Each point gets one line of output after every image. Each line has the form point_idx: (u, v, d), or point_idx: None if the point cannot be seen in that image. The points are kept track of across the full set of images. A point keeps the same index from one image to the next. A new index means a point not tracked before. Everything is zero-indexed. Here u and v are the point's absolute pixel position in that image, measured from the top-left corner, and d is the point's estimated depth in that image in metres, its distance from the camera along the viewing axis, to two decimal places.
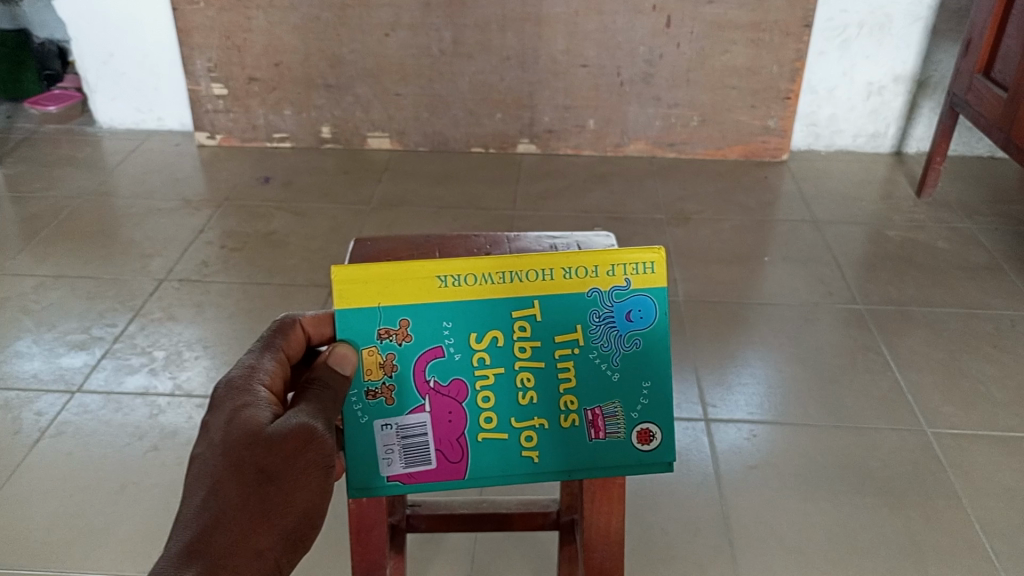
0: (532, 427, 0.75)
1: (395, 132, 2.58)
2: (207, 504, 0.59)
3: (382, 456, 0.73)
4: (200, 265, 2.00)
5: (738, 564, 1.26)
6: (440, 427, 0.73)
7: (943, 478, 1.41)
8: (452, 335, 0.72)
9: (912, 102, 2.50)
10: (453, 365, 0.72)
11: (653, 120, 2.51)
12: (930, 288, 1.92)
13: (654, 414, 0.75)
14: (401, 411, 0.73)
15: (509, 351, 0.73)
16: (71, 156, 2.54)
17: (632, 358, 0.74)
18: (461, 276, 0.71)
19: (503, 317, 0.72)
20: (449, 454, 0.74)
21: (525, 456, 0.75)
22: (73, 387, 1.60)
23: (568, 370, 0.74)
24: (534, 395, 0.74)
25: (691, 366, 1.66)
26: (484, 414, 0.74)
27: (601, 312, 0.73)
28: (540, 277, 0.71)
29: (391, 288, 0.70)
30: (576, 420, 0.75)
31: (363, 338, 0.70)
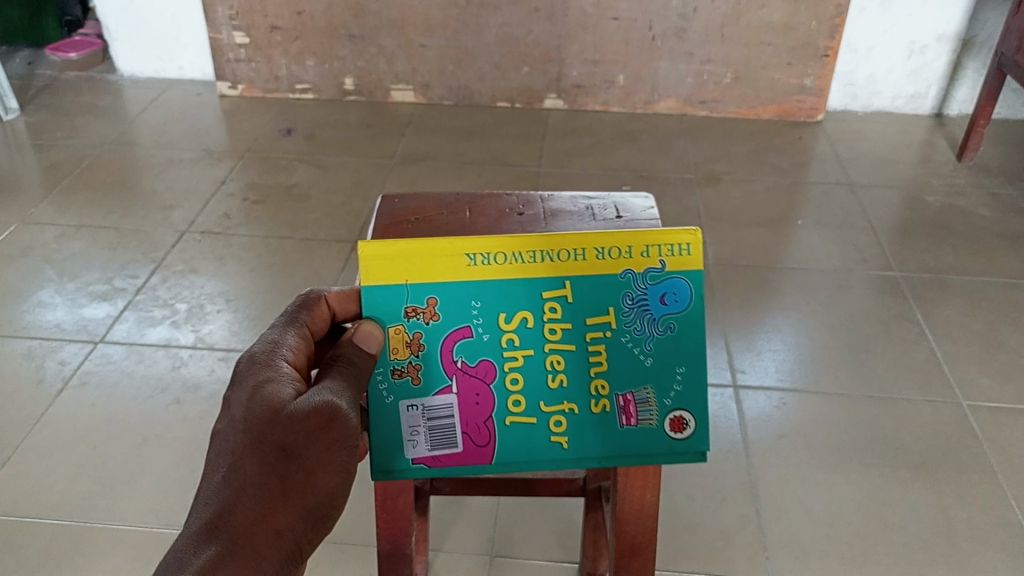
0: (562, 412, 0.70)
1: (419, 85, 2.52)
2: (227, 482, 0.58)
3: (405, 438, 0.69)
4: (222, 217, 1.98)
5: (765, 535, 1.24)
6: (467, 409, 0.69)
7: (978, 452, 1.37)
8: (481, 313, 0.68)
9: (956, 62, 2.41)
10: (481, 346, 0.68)
11: (685, 77, 2.43)
12: (968, 257, 1.86)
13: (689, 401, 0.70)
14: (427, 392, 0.69)
15: (538, 333, 0.69)
16: (92, 104, 2.51)
17: (667, 343, 0.70)
18: (492, 253, 0.67)
19: (533, 297, 0.68)
20: (476, 438, 0.70)
21: (554, 442, 0.71)
22: (96, 338, 1.59)
23: (600, 353, 0.70)
24: (563, 379, 0.70)
25: (719, 330, 1.63)
26: (513, 397, 0.70)
27: (634, 294, 0.69)
28: (572, 257, 0.68)
29: (420, 264, 0.66)
30: (607, 406, 0.70)
31: (390, 315, 0.67)
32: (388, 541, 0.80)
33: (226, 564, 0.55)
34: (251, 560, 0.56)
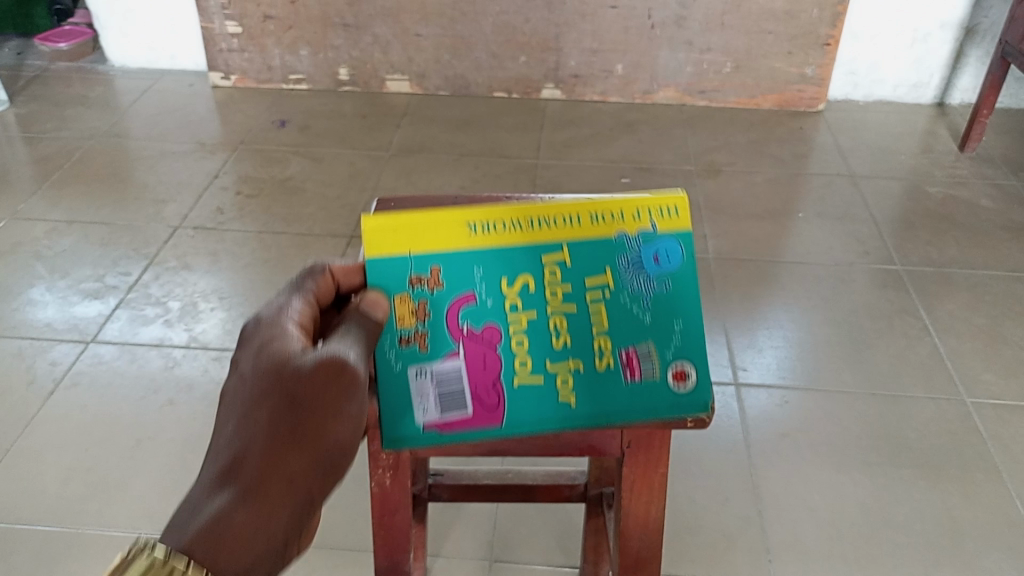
0: (568, 372, 0.67)
1: (415, 74, 2.48)
2: (238, 431, 0.55)
3: (414, 404, 0.66)
4: (215, 212, 1.95)
5: (767, 536, 1.22)
6: (474, 372, 0.66)
7: (982, 450, 1.35)
8: (482, 279, 0.66)
9: (958, 50, 2.37)
10: (486, 311, 0.66)
11: (685, 66, 2.40)
12: (971, 249, 1.84)
13: (693, 353, 0.67)
14: (433, 358, 0.66)
15: (539, 295, 0.67)
16: (83, 95, 2.47)
17: (665, 300, 0.67)
18: (492, 220, 0.66)
19: (533, 260, 0.66)
20: (485, 400, 0.66)
21: (562, 402, 0.67)
22: (87, 338, 1.56)
23: (602, 313, 0.67)
24: (566, 338, 0.67)
25: (720, 326, 1.61)
26: (518, 358, 0.67)
27: (629, 256, 0.67)
28: (567, 222, 0.67)
29: (423, 232, 0.65)
30: (612, 363, 0.67)
31: (394, 284, 0.65)
32: (387, 558, 0.77)
33: (240, 511, 0.52)
34: (264, 510, 0.53)
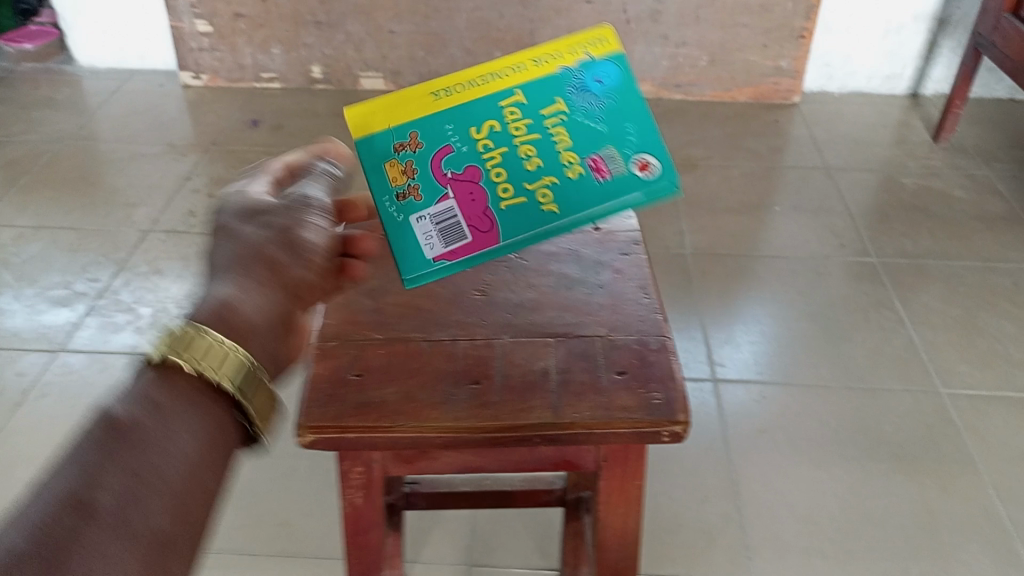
0: (546, 186, 0.72)
1: (389, 72, 2.46)
2: (234, 259, 0.60)
3: (422, 243, 0.72)
4: (187, 215, 1.92)
5: (747, 533, 1.22)
6: (466, 205, 0.71)
7: (958, 442, 1.36)
8: (455, 131, 0.72)
9: (931, 41, 2.39)
10: (465, 155, 0.72)
11: (660, 60, 2.40)
12: (945, 240, 1.85)
13: (648, 144, 0.73)
14: (430, 202, 0.71)
15: (507, 130, 0.73)
16: (50, 97, 2.43)
17: (614, 108, 0.74)
18: (451, 85, 0.73)
19: (492, 107, 0.73)
20: (480, 225, 0.71)
21: (546, 212, 0.71)
22: (57, 347, 1.54)
23: (562, 134, 0.73)
24: (537, 158, 0.72)
25: (697, 322, 1.61)
26: (500, 186, 0.71)
27: (575, 82, 0.74)
28: (514, 71, 0.74)
29: (394, 109, 0.72)
30: (579, 170, 0.72)
31: (380, 152, 0.71)
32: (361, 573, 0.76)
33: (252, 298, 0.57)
34: (271, 309, 0.58)
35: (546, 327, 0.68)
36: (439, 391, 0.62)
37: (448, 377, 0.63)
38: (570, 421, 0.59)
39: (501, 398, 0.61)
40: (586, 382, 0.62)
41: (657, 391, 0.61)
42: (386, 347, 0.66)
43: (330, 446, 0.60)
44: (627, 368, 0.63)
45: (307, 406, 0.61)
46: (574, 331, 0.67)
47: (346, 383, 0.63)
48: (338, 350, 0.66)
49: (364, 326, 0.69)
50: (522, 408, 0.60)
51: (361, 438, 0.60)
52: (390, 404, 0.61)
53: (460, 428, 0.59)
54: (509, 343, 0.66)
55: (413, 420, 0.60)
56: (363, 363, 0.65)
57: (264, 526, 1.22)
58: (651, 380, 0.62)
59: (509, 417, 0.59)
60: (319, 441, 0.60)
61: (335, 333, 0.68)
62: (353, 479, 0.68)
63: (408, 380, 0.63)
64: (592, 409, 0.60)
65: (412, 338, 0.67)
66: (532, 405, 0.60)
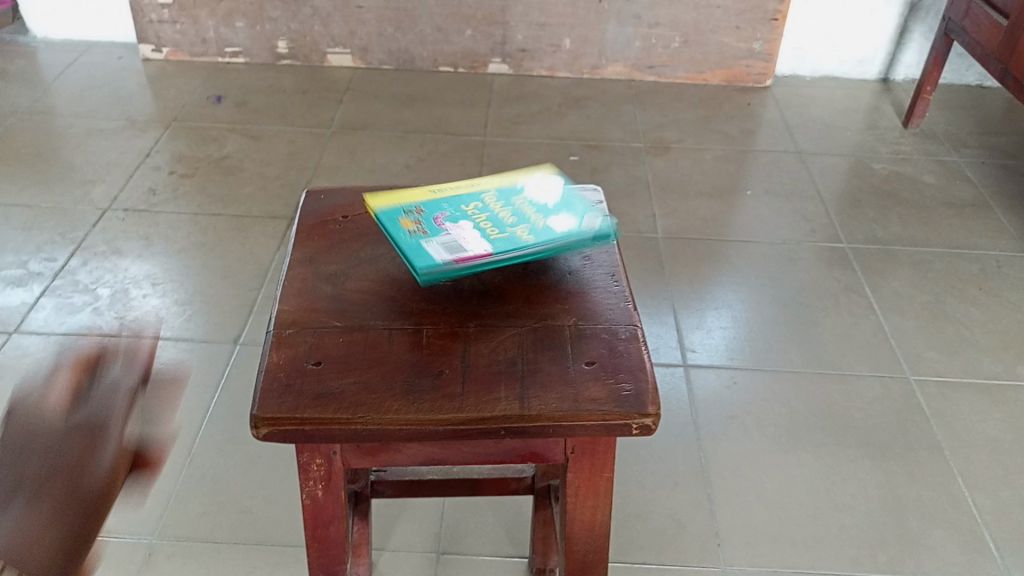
0: (524, 228, 0.69)
1: (357, 48, 2.41)
2: None
3: (430, 256, 0.66)
4: (147, 193, 1.86)
5: (717, 520, 1.21)
6: (465, 237, 0.68)
7: (926, 428, 1.37)
8: (447, 207, 0.73)
9: (903, 26, 2.38)
10: (456, 216, 0.71)
11: (633, 41, 2.37)
12: (914, 226, 1.86)
13: (593, 211, 0.73)
14: (431, 238, 0.68)
15: (487, 202, 0.73)
16: (3, 69, 2.34)
17: (570, 199, 0.75)
18: (440, 188, 0.76)
19: (474, 195, 0.75)
20: (476, 244, 0.67)
21: (525, 236, 0.68)
22: (10, 328, 1.48)
23: (530, 204, 0.73)
24: (511, 212, 0.71)
25: (669, 306, 1.60)
26: (487, 227, 0.69)
27: (534, 185, 0.77)
28: (489, 181, 0.78)
29: (399, 200, 0.74)
30: (548, 220, 0.71)
31: (388, 219, 0.71)
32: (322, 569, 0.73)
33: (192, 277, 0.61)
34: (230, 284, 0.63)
35: (514, 316, 0.64)
36: (401, 382, 0.58)
37: (410, 368, 0.59)
38: (537, 413, 0.56)
39: (466, 390, 0.57)
40: (554, 373, 0.59)
41: (627, 381, 0.58)
42: (345, 335, 0.61)
43: (286, 440, 0.55)
44: (597, 358, 0.60)
45: (260, 397, 0.56)
46: (544, 320, 0.64)
47: (303, 373, 0.58)
48: (294, 338, 0.61)
49: (323, 313, 0.64)
50: (488, 400, 0.57)
51: (318, 431, 0.55)
52: (349, 396, 0.56)
53: (423, 421, 0.55)
54: (475, 332, 0.62)
55: (373, 413, 0.55)
56: (321, 352, 0.60)
57: (227, 514, 1.19)
58: (621, 371, 0.59)
59: (475, 410, 0.56)
60: (275, 434, 0.55)
61: (291, 319, 0.63)
62: (313, 471, 0.65)
63: (368, 369, 0.58)
64: (560, 401, 0.56)
65: (373, 326, 0.62)
66: (498, 397, 0.57)
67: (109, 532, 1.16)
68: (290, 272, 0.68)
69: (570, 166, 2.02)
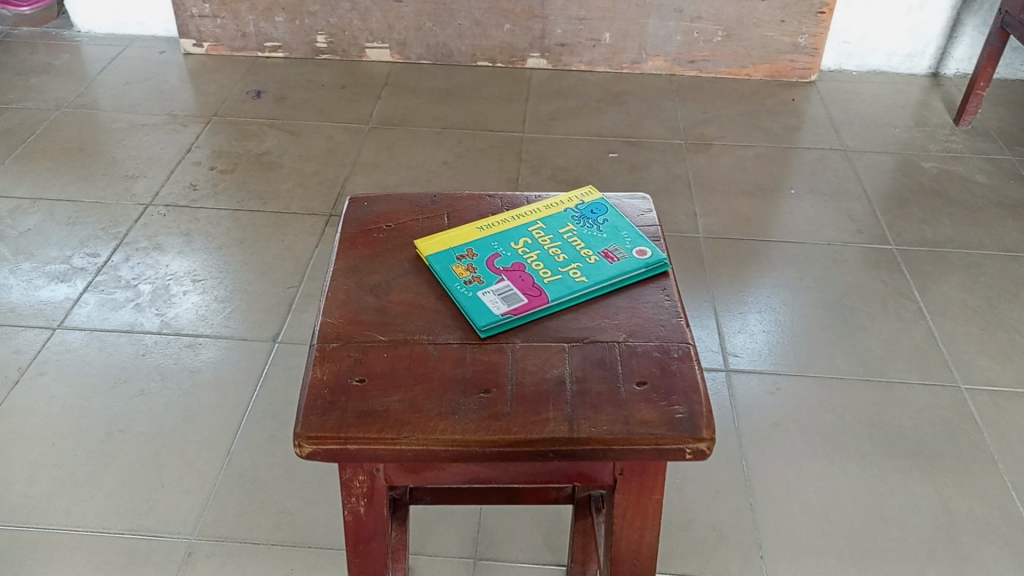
0: (577, 267, 0.67)
1: (396, 43, 2.40)
2: None
3: (489, 305, 0.63)
4: (188, 188, 1.87)
5: (760, 531, 1.19)
6: (521, 283, 0.65)
7: (977, 439, 1.32)
8: (498, 244, 0.70)
9: (955, 19, 2.31)
10: (508, 256, 0.68)
11: (674, 35, 2.33)
12: (965, 227, 1.80)
13: (640, 241, 0.71)
14: (487, 284, 0.65)
15: (537, 237, 0.71)
16: (48, 63, 2.37)
17: (614, 226, 0.73)
18: (486, 222, 0.74)
19: (521, 230, 0.72)
20: (533, 289, 0.65)
21: (577, 277, 0.66)
22: (54, 324, 1.50)
23: (578, 238, 0.71)
24: (562, 249, 0.69)
25: (711, 308, 1.57)
26: (540, 268, 0.67)
27: (577, 213, 0.75)
28: (532, 211, 0.75)
29: (447, 238, 0.71)
30: (599, 257, 0.69)
31: (441, 263, 0.68)
32: None
33: None
34: None
35: (562, 331, 0.62)
36: (447, 401, 0.56)
37: (456, 386, 0.57)
38: (587, 435, 0.54)
39: (513, 409, 0.56)
40: (604, 394, 0.57)
41: (680, 404, 0.56)
42: (389, 350, 0.60)
43: (330, 459, 0.54)
44: (648, 379, 0.58)
45: (305, 414, 0.55)
46: (592, 337, 0.62)
47: (347, 390, 0.57)
48: (338, 352, 0.60)
49: (367, 326, 0.62)
50: (535, 421, 0.55)
51: (363, 450, 0.54)
52: (395, 414, 0.55)
53: (469, 442, 0.54)
54: (522, 348, 0.60)
55: (419, 433, 0.54)
56: (365, 368, 0.59)
57: (265, 515, 1.19)
58: (674, 392, 0.57)
59: (523, 431, 0.54)
60: (319, 453, 0.54)
61: (334, 333, 0.62)
62: (355, 487, 0.64)
63: (414, 387, 0.57)
64: (610, 424, 0.55)
65: (418, 341, 0.61)
66: (547, 418, 0.55)
67: (150, 531, 1.17)
68: (333, 282, 0.67)
69: (609, 164, 1.99)
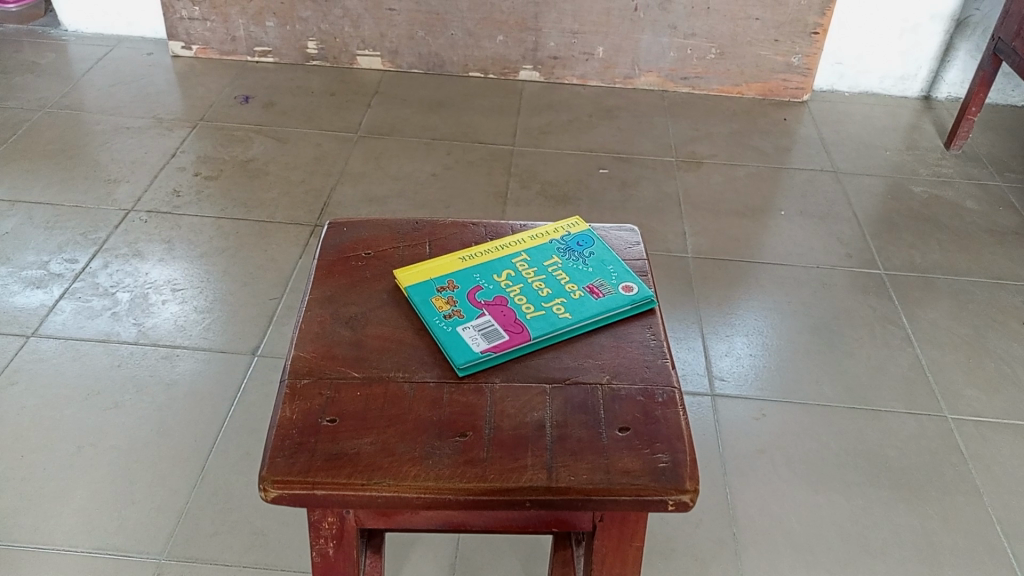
0: (561, 303, 0.65)
1: (387, 51, 2.37)
2: None
3: (469, 341, 0.61)
4: (171, 194, 1.84)
5: (741, 562, 1.16)
6: (502, 318, 0.63)
7: (963, 471, 1.31)
8: (480, 276, 0.68)
9: (948, 43, 2.31)
10: (491, 290, 0.66)
11: (667, 51, 2.32)
12: (955, 254, 1.79)
13: (627, 276, 0.69)
14: (468, 319, 0.63)
15: (520, 270, 0.69)
16: (33, 62, 2.33)
17: (600, 260, 0.71)
18: (470, 252, 0.72)
19: (505, 261, 0.70)
20: (515, 325, 0.63)
21: (560, 314, 0.64)
22: (28, 332, 1.47)
23: (563, 272, 0.69)
24: (545, 283, 0.67)
25: (697, 330, 1.55)
26: (523, 303, 0.65)
27: (562, 246, 0.73)
28: (516, 242, 0.73)
29: (428, 268, 0.69)
30: (584, 292, 0.67)
31: (421, 295, 0.66)
32: None
33: None
34: None
35: (543, 371, 0.60)
36: (421, 444, 0.54)
37: (431, 428, 0.55)
38: (566, 485, 0.52)
39: (489, 455, 0.54)
40: (585, 441, 0.55)
41: (664, 453, 0.54)
42: (363, 388, 0.58)
43: (296, 503, 0.52)
44: (631, 424, 0.56)
45: (272, 457, 0.53)
46: (573, 378, 0.60)
47: (317, 430, 0.55)
48: (309, 389, 0.58)
49: (341, 361, 0.60)
50: (512, 468, 0.53)
51: (331, 495, 0.52)
52: (366, 458, 0.53)
53: (442, 490, 0.52)
54: (500, 389, 0.58)
55: (390, 478, 0.52)
56: (337, 408, 0.56)
57: (238, 535, 1.16)
58: (658, 440, 0.55)
59: (499, 479, 0.52)
60: (284, 497, 0.52)
61: (306, 368, 0.60)
62: (324, 528, 0.61)
63: (387, 429, 0.55)
64: (590, 473, 0.53)
65: (393, 379, 0.59)
66: (524, 465, 0.53)
67: (119, 550, 1.14)
68: (308, 313, 0.65)
69: (599, 180, 1.97)
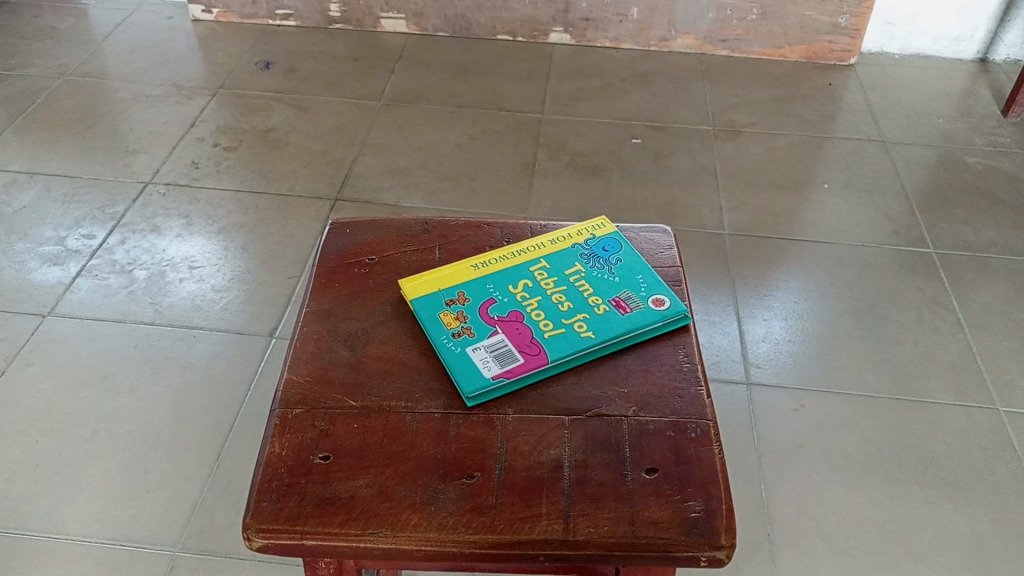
0: (581, 319, 0.63)
1: (412, 13, 2.28)
2: None
3: (480, 364, 0.59)
4: (189, 166, 1.79)
5: (777, 565, 1.10)
6: (516, 336, 0.61)
7: (1016, 470, 1.23)
8: (495, 288, 0.65)
9: (1009, 2, 2.15)
10: (506, 304, 0.64)
11: (706, 11, 2.20)
12: (1010, 231, 1.68)
13: (659, 287, 0.66)
14: (479, 338, 0.61)
15: (538, 280, 0.66)
16: (53, 27, 2.29)
17: (626, 267, 0.68)
18: (485, 259, 0.69)
19: (522, 270, 0.68)
20: (530, 347, 0.60)
21: (580, 333, 0.61)
22: (44, 310, 1.44)
23: (586, 282, 0.66)
24: (566, 296, 0.64)
25: (729, 308, 1.49)
26: (540, 320, 0.62)
27: (586, 251, 0.70)
28: (535, 246, 0.71)
29: (439, 278, 0.67)
30: (609, 306, 0.64)
31: (432, 310, 0.64)
32: None
33: None
34: None
35: (561, 402, 0.58)
36: (423, 488, 0.52)
37: (435, 468, 0.53)
38: (584, 538, 0.50)
39: (499, 501, 0.51)
40: (606, 485, 0.53)
41: (695, 501, 0.52)
42: (362, 420, 0.56)
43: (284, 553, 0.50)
44: (659, 465, 0.54)
45: (259, 500, 0.51)
46: (596, 410, 0.57)
47: (309, 469, 0.53)
48: (302, 421, 0.56)
49: (337, 387, 0.59)
50: (524, 517, 0.51)
51: (321, 545, 0.50)
52: (361, 503, 0.51)
53: (445, 541, 0.50)
54: (513, 423, 0.56)
55: (387, 528, 0.50)
56: (332, 443, 0.55)
57: None
58: (688, 484, 0.53)
59: (509, 530, 0.50)
60: (271, 546, 0.50)
61: (299, 396, 0.58)
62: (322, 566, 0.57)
63: (385, 468, 0.53)
64: (611, 524, 0.50)
65: (394, 409, 0.57)
66: (538, 514, 0.51)
67: (134, 541, 1.11)
68: (306, 329, 0.63)
69: (632, 150, 1.88)
